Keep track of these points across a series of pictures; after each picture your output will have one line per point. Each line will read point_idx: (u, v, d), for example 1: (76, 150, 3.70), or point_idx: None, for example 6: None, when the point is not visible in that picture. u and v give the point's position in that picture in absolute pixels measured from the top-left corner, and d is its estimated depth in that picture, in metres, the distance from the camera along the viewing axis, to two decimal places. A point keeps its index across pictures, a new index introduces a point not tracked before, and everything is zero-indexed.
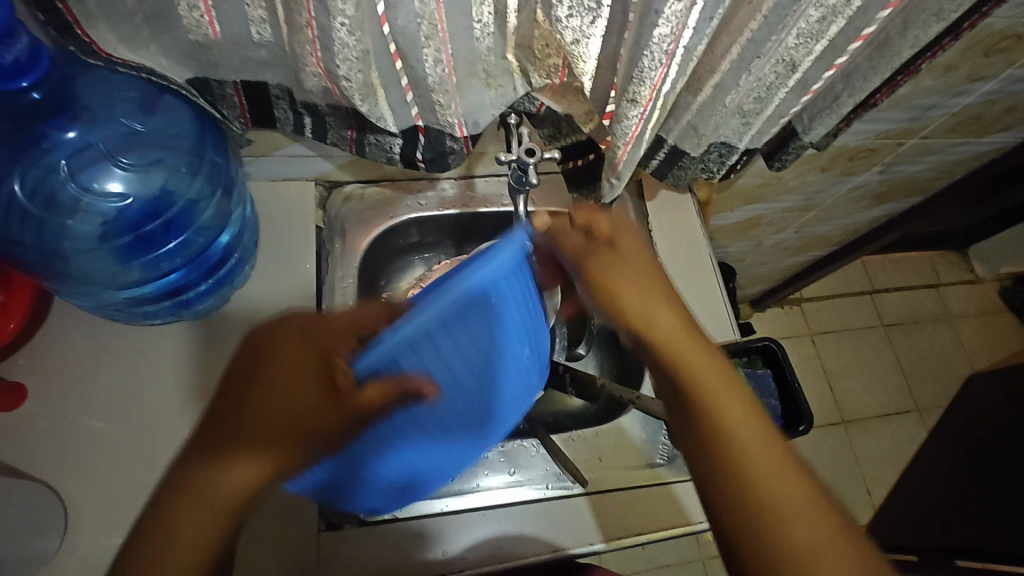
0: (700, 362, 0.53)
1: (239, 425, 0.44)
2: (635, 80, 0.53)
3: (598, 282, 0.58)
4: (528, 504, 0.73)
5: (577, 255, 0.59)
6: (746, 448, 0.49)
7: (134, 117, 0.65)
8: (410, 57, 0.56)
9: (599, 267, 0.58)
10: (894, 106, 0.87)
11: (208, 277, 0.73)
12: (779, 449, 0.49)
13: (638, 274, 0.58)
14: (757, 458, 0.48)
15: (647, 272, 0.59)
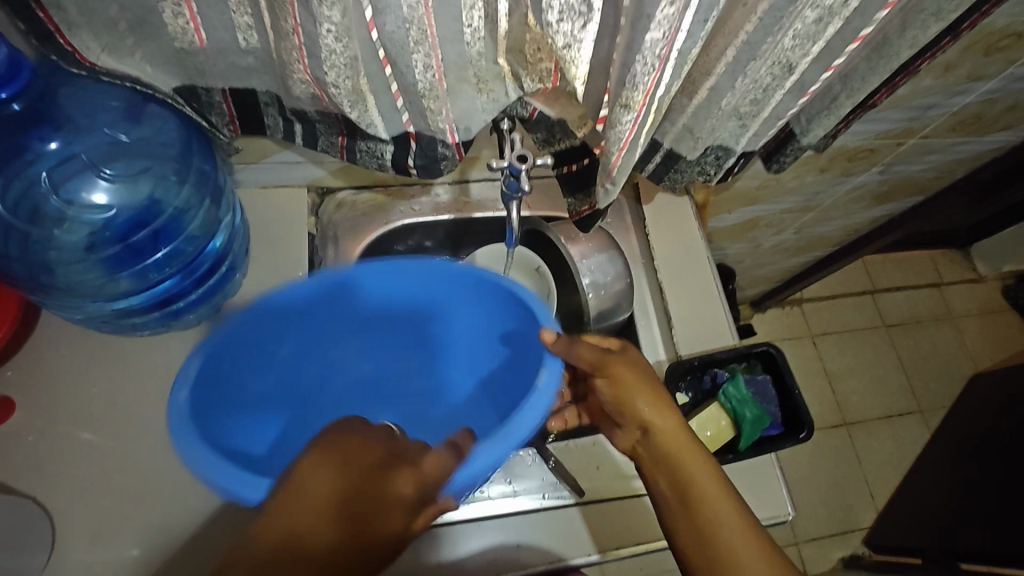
0: (701, 470, 0.59)
1: (307, 510, 0.47)
2: (628, 84, 0.52)
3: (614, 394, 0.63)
4: (527, 514, 0.73)
5: (594, 367, 0.63)
6: (739, 553, 0.55)
7: (118, 128, 0.65)
8: (399, 63, 0.55)
9: (614, 378, 0.63)
10: (893, 106, 0.86)
11: (198, 288, 0.71)
12: (767, 552, 0.55)
13: (648, 386, 0.63)
14: (748, 562, 0.54)
15: (656, 382, 0.63)
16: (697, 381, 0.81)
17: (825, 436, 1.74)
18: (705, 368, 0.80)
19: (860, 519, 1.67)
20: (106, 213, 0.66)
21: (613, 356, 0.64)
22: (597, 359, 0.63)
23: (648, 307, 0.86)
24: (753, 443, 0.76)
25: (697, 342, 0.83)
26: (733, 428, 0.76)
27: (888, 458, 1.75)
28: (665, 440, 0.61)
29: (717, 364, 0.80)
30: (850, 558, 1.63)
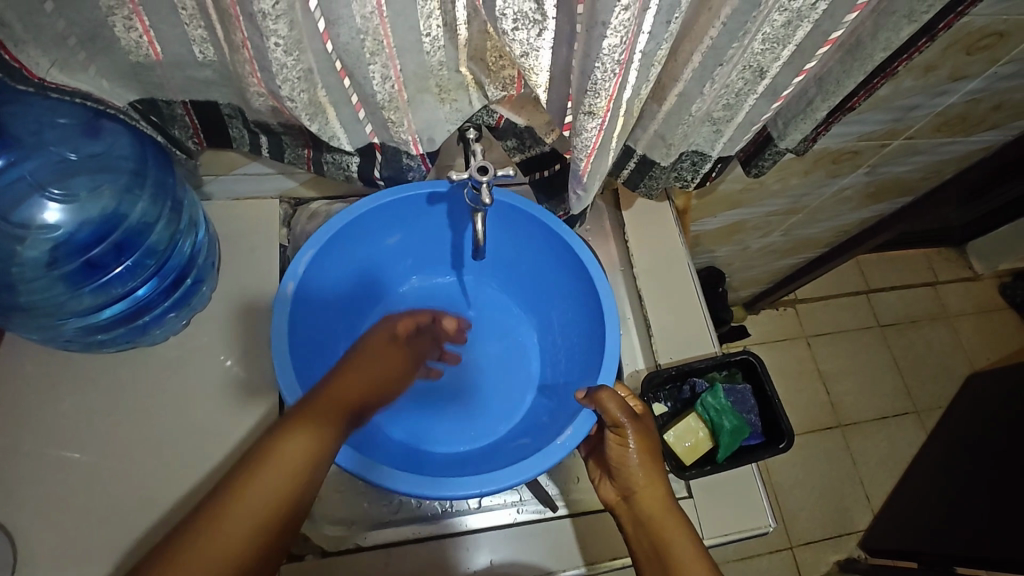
0: (676, 532, 0.64)
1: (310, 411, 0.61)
2: (590, 92, 0.50)
3: (616, 453, 0.66)
4: (507, 531, 0.72)
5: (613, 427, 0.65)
6: None
7: (66, 146, 0.64)
8: (356, 74, 0.53)
9: (619, 441, 0.66)
10: (875, 107, 0.84)
11: (165, 300, 0.71)
12: None
13: (648, 451, 0.66)
14: None
15: (653, 449, 0.67)
16: (677, 391, 0.80)
17: (821, 438, 1.72)
18: (683, 377, 0.79)
19: (857, 523, 1.65)
20: (59, 232, 0.66)
21: (634, 422, 0.65)
22: (620, 418, 0.64)
23: (627, 315, 0.85)
24: (731, 454, 0.74)
25: (677, 350, 0.82)
26: (711, 439, 0.75)
27: (885, 460, 1.73)
28: (649, 507, 0.65)
29: (695, 373, 0.79)
30: (846, 561, 1.61)
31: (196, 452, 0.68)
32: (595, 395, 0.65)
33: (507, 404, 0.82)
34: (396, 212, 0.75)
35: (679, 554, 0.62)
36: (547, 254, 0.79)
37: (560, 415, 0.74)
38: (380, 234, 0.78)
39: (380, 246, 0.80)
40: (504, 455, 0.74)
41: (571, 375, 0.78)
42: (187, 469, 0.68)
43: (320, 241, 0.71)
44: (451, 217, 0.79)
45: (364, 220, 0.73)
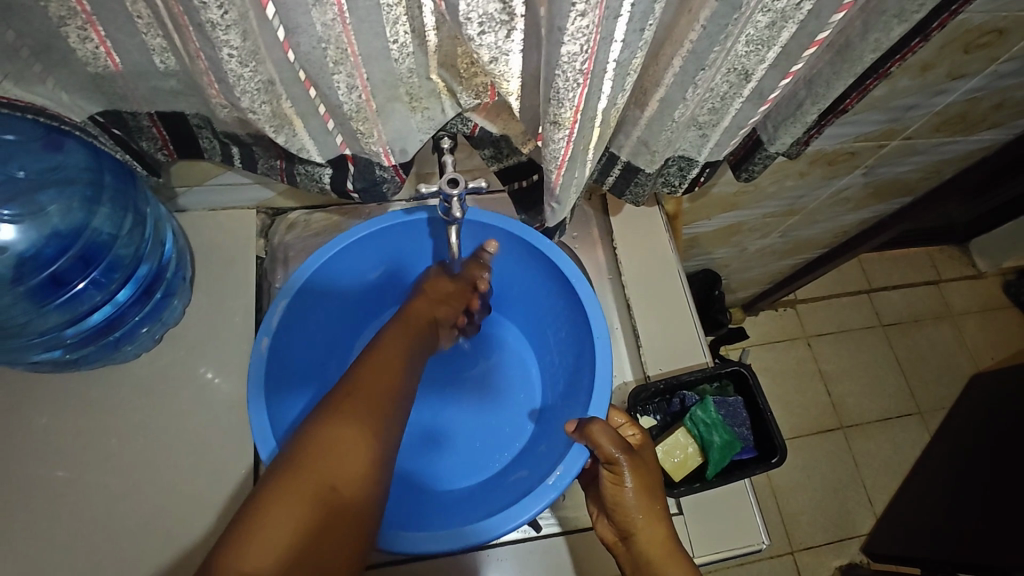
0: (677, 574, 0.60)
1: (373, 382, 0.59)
2: (554, 101, 0.47)
3: (611, 487, 0.64)
4: (508, 550, 0.70)
5: (610, 462, 0.62)
6: None
7: (12, 163, 0.60)
8: (321, 85, 0.51)
9: (613, 476, 0.63)
10: (869, 108, 0.81)
11: (136, 313, 0.69)
12: None
13: (644, 486, 0.63)
14: None
15: (649, 483, 0.64)
16: (665, 404, 0.77)
17: (823, 441, 1.69)
18: (672, 391, 0.77)
19: (859, 526, 1.63)
20: (11, 251, 0.62)
21: (628, 457, 0.63)
22: (613, 455, 0.61)
23: (615, 324, 0.82)
24: (722, 471, 0.72)
25: (666, 361, 0.79)
26: (701, 454, 0.73)
27: (888, 462, 1.70)
28: (644, 545, 0.62)
29: (685, 387, 0.76)
30: (848, 565, 1.58)
31: (171, 470, 0.67)
32: (586, 429, 0.63)
33: (506, 431, 0.81)
34: (373, 240, 0.74)
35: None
36: (533, 275, 0.78)
37: (553, 445, 0.72)
38: (359, 264, 0.76)
39: (363, 276, 0.78)
40: (502, 490, 0.72)
41: (563, 401, 0.77)
42: (165, 489, 0.67)
43: (293, 284, 0.68)
44: (432, 241, 0.78)
45: (342, 251, 0.72)
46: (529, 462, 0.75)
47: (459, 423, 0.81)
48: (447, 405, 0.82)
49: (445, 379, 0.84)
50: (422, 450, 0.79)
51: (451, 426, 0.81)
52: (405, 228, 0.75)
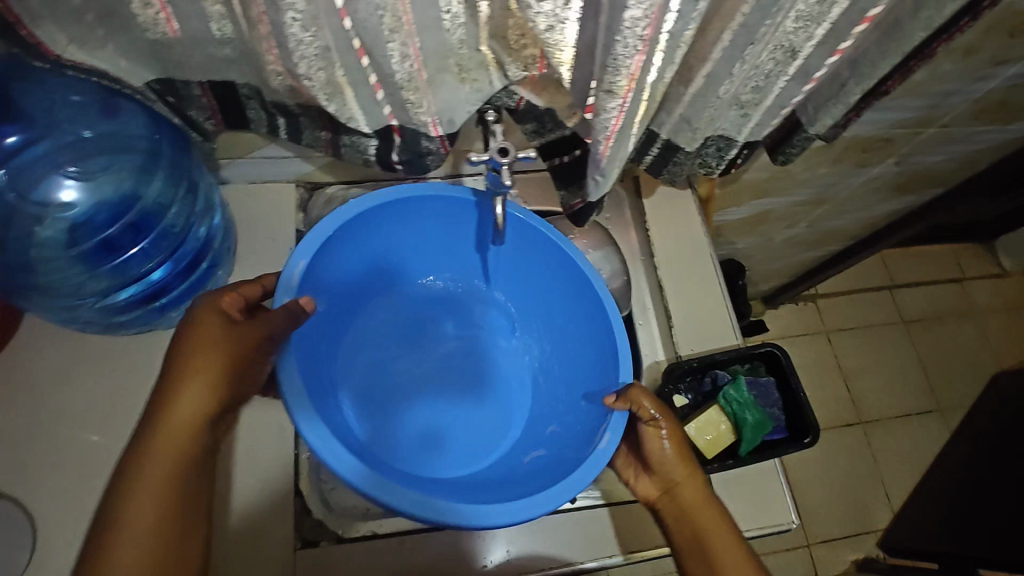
0: (709, 518, 0.64)
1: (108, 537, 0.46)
2: (610, 68, 0.48)
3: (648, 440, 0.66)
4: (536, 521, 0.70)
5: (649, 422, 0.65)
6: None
7: (80, 123, 0.62)
8: (375, 53, 0.52)
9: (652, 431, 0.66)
10: (908, 94, 0.81)
11: (181, 283, 0.71)
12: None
13: (679, 440, 0.66)
14: None
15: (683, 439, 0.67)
16: (697, 383, 0.77)
17: (842, 435, 1.68)
18: (704, 369, 0.77)
19: (877, 521, 1.62)
20: (75, 211, 0.64)
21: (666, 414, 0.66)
22: (655, 412, 0.65)
23: (646, 304, 0.83)
24: (754, 449, 0.73)
25: (697, 342, 0.80)
26: (734, 432, 0.73)
27: (907, 458, 1.69)
28: (681, 494, 0.65)
29: (717, 366, 0.77)
30: (865, 560, 1.58)
31: None
32: (629, 392, 0.64)
33: (500, 437, 0.76)
34: (391, 217, 0.71)
35: (715, 542, 0.62)
36: (540, 267, 0.76)
37: (578, 423, 0.71)
38: (369, 245, 0.73)
39: (369, 261, 0.75)
40: (529, 472, 0.69)
41: (569, 402, 0.75)
42: None
43: (311, 246, 0.64)
44: (439, 228, 0.76)
45: (359, 221, 0.68)
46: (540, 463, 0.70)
47: (455, 422, 0.76)
48: (443, 403, 0.77)
49: (439, 378, 0.78)
50: (417, 449, 0.73)
51: (450, 425, 0.76)
52: (419, 206, 0.71)
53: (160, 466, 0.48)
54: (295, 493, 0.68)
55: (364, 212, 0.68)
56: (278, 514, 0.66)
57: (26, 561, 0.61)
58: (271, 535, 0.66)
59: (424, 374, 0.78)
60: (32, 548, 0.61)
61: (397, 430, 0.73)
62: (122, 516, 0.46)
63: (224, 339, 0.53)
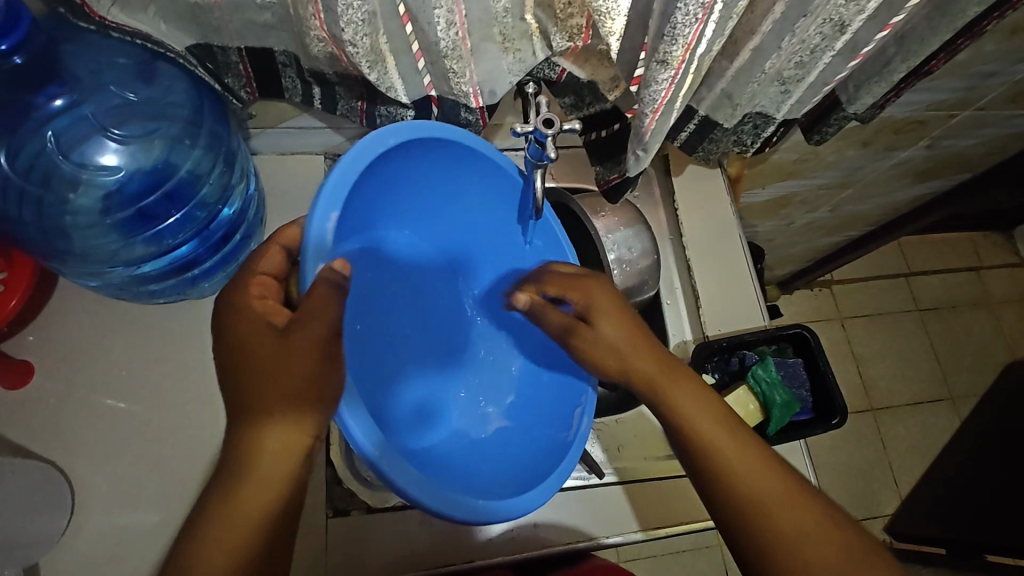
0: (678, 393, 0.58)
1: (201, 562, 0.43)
2: (666, 38, 0.48)
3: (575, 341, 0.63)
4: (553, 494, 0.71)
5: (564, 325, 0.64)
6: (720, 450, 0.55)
7: (125, 87, 0.61)
8: (420, 19, 0.51)
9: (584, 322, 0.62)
10: (949, 74, 0.80)
11: (212, 256, 0.71)
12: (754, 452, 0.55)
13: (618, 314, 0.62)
14: (732, 461, 0.54)
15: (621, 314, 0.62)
16: (724, 362, 0.78)
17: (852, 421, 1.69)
18: (732, 350, 0.77)
19: (884, 506, 1.63)
20: (118, 176, 0.63)
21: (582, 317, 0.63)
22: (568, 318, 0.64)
23: (675, 283, 0.83)
24: (780, 429, 0.73)
25: (725, 322, 0.80)
26: (762, 413, 0.74)
27: (916, 445, 1.70)
28: (656, 378, 0.59)
29: (746, 346, 0.77)
30: None
31: None
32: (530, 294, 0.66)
33: (460, 403, 0.72)
34: (405, 163, 0.59)
35: (706, 429, 0.56)
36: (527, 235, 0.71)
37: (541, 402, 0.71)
38: (376, 197, 0.60)
39: (374, 205, 0.60)
40: (499, 442, 0.67)
41: (528, 370, 0.74)
42: None
43: (341, 195, 0.51)
44: (438, 181, 0.64)
45: (383, 163, 0.55)
46: (510, 435, 0.68)
47: (435, 388, 0.72)
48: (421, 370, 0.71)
49: (414, 342, 0.72)
50: (413, 420, 0.67)
51: (438, 393, 0.72)
52: (430, 154, 0.60)
53: (249, 515, 0.45)
54: (327, 463, 0.69)
55: (390, 148, 0.55)
56: (308, 484, 0.67)
57: (65, 524, 0.61)
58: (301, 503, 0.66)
59: (402, 339, 0.71)
60: (70, 512, 0.62)
61: (391, 401, 0.65)
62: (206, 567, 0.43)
63: (286, 362, 0.47)
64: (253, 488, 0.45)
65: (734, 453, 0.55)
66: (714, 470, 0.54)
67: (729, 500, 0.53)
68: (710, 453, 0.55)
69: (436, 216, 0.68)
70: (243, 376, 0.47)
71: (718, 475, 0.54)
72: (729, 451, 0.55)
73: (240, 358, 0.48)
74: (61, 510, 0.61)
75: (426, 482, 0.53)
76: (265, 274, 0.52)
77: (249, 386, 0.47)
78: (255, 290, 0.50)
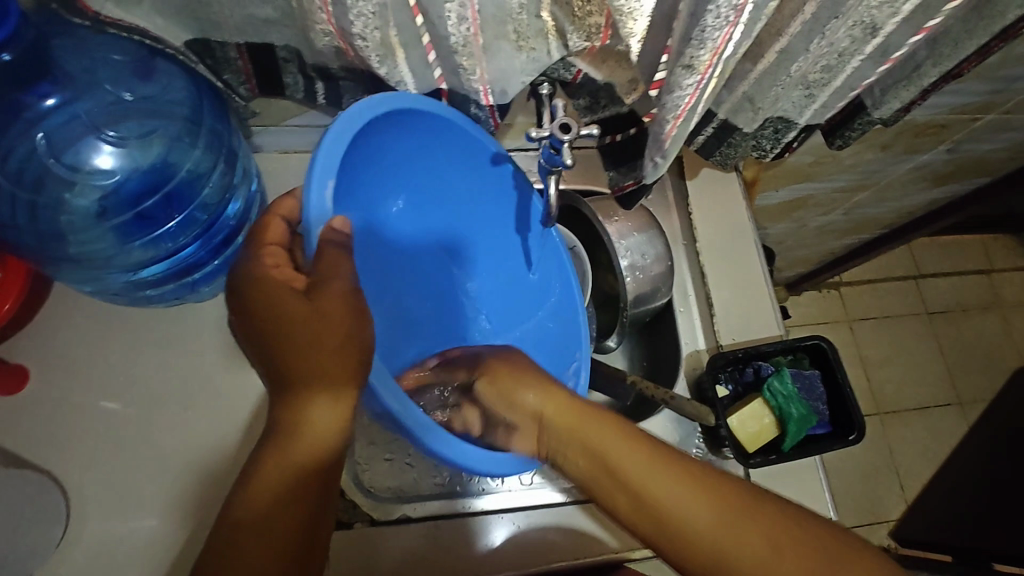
0: (594, 432, 0.54)
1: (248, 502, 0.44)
2: (693, 41, 0.46)
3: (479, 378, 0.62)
4: (553, 508, 0.69)
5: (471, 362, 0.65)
6: (644, 480, 0.50)
7: (121, 86, 0.58)
8: (431, 13, 0.49)
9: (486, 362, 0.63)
10: (977, 77, 0.77)
11: (214, 260, 0.67)
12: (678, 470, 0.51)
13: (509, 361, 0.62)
14: (658, 488, 0.50)
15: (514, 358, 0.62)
16: (738, 374, 0.76)
17: None
18: (748, 361, 0.75)
19: (890, 511, 1.59)
20: (114, 178, 0.61)
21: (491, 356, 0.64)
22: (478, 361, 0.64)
23: (688, 291, 0.81)
24: (797, 444, 0.71)
25: (740, 332, 0.77)
26: (777, 426, 0.72)
27: (925, 450, 1.66)
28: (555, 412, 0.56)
29: (761, 357, 0.75)
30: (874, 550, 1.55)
31: (244, 411, 0.66)
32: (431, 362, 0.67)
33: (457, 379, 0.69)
34: (403, 137, 0.57)
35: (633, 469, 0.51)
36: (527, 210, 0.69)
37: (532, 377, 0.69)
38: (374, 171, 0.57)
39: (365, 168, 0.55)
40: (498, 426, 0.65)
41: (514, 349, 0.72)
42: (238, 429, 0.65)
43: (336, 158, 0.48)
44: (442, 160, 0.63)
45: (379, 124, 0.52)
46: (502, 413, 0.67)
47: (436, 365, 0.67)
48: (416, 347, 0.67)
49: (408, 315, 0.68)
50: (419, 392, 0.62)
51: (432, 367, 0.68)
52: (429, 130, 0.58)
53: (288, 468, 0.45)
54: None
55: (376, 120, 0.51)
56: None
57: (62, 532, 0.59)
58: None
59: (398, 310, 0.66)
60: (68, 519, 0.60)
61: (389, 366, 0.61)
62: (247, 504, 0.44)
63: (318, 321, 0.45)
64: (302, 438, 0.45)
65: (662, 479, 0.50)
66: (654, 519, 0.50)
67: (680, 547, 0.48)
68: (636, 488, 0.51)
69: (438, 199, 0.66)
70: (272, 338, 0.46)
71: (661, 518, 0.49)
72: (652, 480, 0.50)
73: (262, 316, 0.46)
74: (57, 518, 0.59)
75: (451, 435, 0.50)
76: (273, 244, 0.50)
77: (278, 345, 0.46)
78: (268, 258, 0.49)
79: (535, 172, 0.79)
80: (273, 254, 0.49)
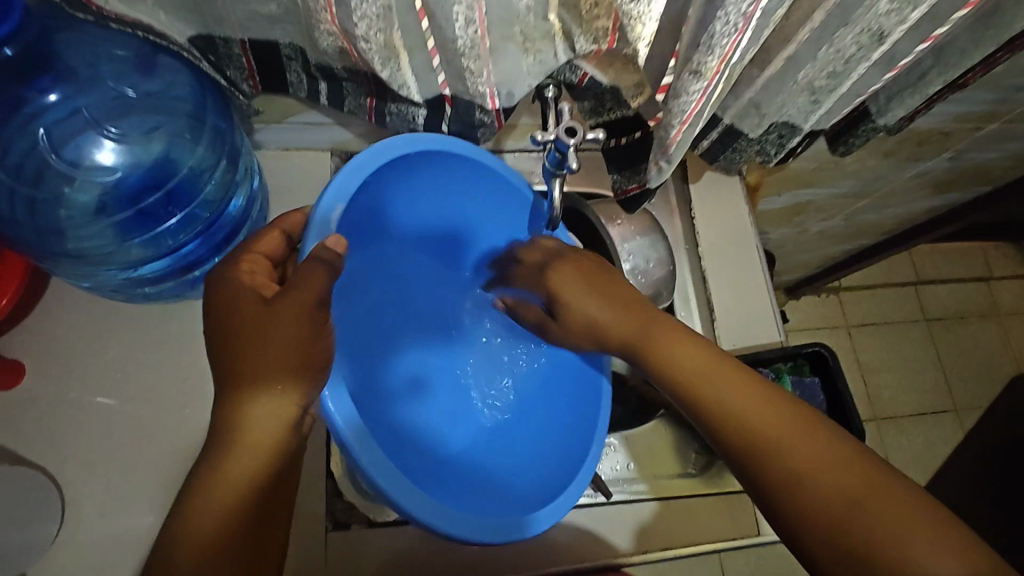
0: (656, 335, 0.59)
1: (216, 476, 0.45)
2: (702, 46, 0.46)
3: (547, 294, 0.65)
4: None
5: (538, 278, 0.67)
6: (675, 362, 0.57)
7: (123, 82, 0.58)
8: (438, 15, 0.48)
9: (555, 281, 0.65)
10: (982, 86, 0.77)
11: (214, 257, 0.67)
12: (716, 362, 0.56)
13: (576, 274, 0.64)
14: (696, 372, 0.56)
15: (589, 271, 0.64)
16: None
17: None
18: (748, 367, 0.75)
19: None
20: (115, 175, 0.60)
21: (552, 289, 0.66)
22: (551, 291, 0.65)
23: (690, 297, 0.80)
24: None
25: (740, 338, 0.77)
26: None
27: (919, 457, 1.66)
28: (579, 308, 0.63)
29: (762, 363, 0.74)
30: None
31: None
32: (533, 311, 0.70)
33: (455, 390, 0.75)
34: (420, 171, 0.62)
35: (779, 430, 0.51)
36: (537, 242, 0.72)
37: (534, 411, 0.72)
38: (395, 198, 0.63)
39: (383, 197, 0.62)
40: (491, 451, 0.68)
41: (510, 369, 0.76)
42: None
43: (349, 189, 0.54)
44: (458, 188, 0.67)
45: (399, 164, 0.58)
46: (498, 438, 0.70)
47: (430, 368, 0.75)
48: (416, 347, 0.75)
49: (410, 322, 0.75)
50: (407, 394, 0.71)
51: (427, 371, 0.75)
52: (443, 163, 0.62)
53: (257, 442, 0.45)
54: (326, 475, 0.66)
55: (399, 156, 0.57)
56: (309, 491, 0.65)
57: (57, 529, 0.59)
58: (305, 511, 0.64)
59: (400, 317, 0.74)
60: (63, 517, 0.60)
61: (389, 369, 0.70)
62: (216, 475, 0.44)
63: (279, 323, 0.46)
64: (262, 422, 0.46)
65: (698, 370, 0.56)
66: (790, 472, 0.49)
67: (819, 516, 0.47)
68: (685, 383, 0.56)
69: (447, 221, 0.71)
70: (239, 332, 0.46)
71: (756, 448, 0.51)
72: (680, 360, 0.56)
73: (233, 313, 0.47)
74: (53, 515, 0.59)
75: (416, 489, 0.51)
76: (259, 253, 0.52)
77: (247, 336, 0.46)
78: (245, 265, 0.50)
79: (537, 173, 0.79)
80: (251, 256, 0.51)
